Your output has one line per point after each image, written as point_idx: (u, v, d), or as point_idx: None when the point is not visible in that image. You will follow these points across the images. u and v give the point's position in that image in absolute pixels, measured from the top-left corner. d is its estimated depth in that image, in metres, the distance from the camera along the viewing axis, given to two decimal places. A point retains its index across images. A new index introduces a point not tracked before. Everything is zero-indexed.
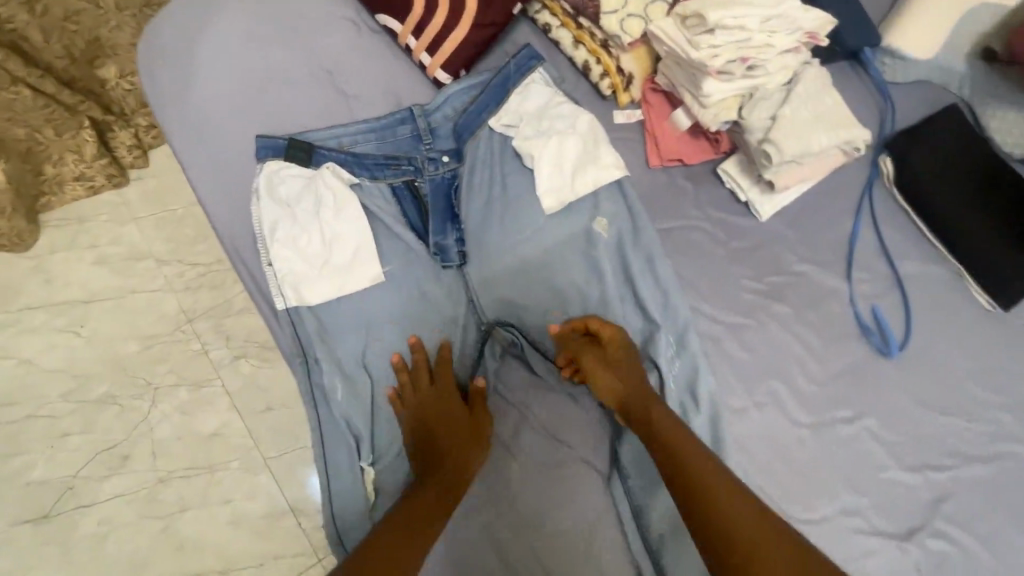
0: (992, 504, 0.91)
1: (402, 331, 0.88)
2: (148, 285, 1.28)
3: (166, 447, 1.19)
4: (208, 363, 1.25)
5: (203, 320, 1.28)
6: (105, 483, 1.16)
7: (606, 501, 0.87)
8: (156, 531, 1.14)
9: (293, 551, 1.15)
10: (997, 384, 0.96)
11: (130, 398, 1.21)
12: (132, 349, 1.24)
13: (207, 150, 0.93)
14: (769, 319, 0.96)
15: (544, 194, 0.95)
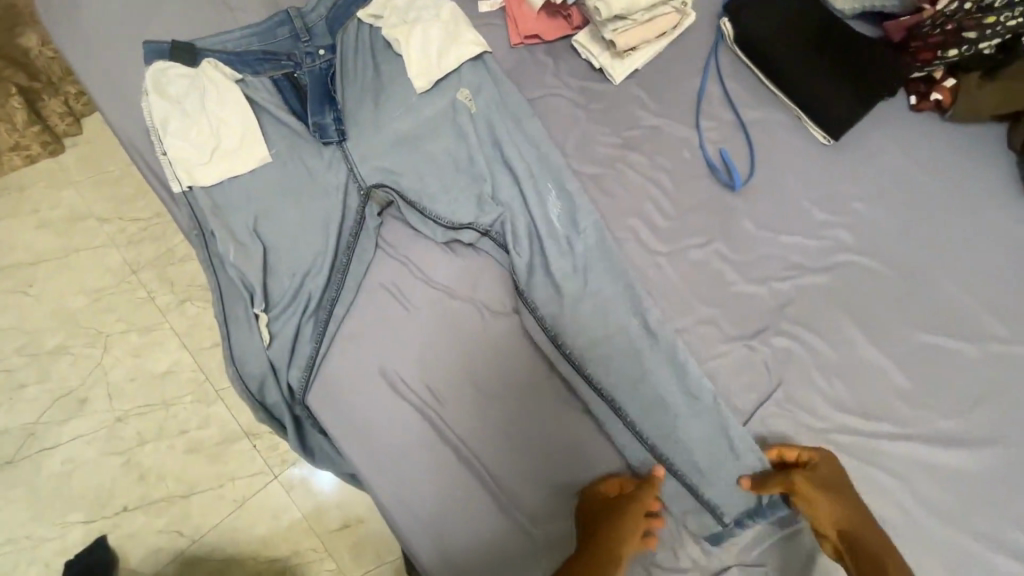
0: (834, 307, 1.01)
1: (291, 201, 1.00)
2: (91, 243, 1.51)
3: (119, 387, 1.42)
4: (155, 309, 1.47)
5: (147, 271, 1.50)
6: (65, 426, 1.38)
7: (510, 344, 0.97)
8: (117, 465, 1.36)
9: (248, 471, 1.37)
10: (835, 205, 1.07)
11: (82, 345, 1.43)
12: (79, 303, 1.46)
13: (117, 75, 1.06)
14: (625, 167, 1.07)
15: (415, 77, 1.06)
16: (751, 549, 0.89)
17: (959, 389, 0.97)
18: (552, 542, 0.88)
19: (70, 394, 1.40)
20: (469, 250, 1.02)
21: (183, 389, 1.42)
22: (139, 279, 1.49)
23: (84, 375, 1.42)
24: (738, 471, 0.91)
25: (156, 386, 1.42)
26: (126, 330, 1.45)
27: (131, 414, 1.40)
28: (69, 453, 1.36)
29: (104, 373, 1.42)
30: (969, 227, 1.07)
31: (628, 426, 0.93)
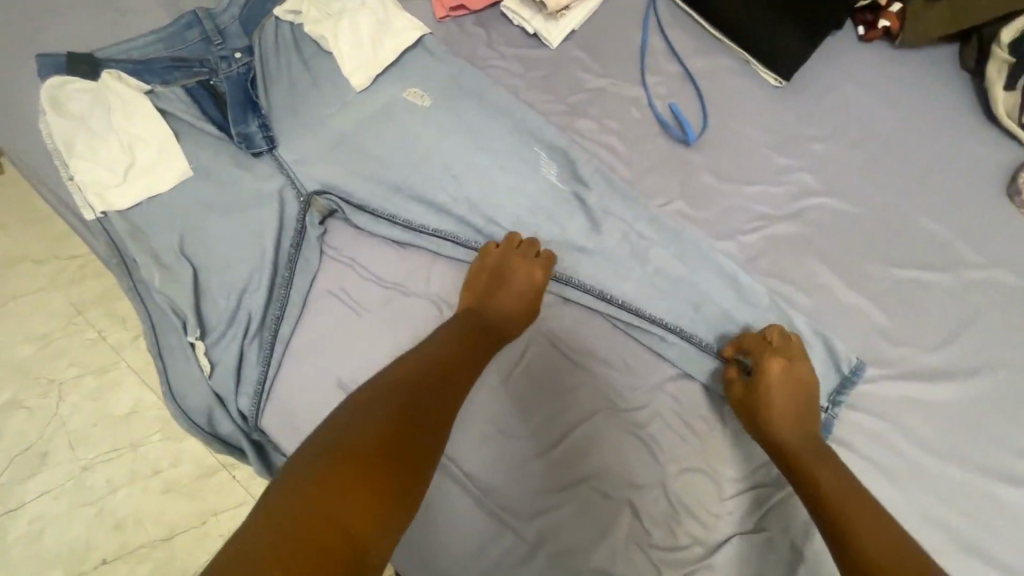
0: (806, 253, 0.97)
1: (218, 215, 0.92)
2: (30, 288, 1.40)
3: (81, 435, 1.32)
4: (110, 348, 1.38)
5: (94, 309, 1.40)
6: (28, 484, 1.28)
7: None
8: (89, 517, 1.27)
9: (230, 504, 1.29)
10: (796, 148, 1.03)
11: (36, 397, 1.33)
12: (27, 353, 1.36)
13: (18, 102, 0.97)
14: (573, 134, 1.01)
15: (351, 75, 0.98)
16: (751, 517, 0.85)
17: (940, 322, 0.94)
18: (546, 535, 0.83)
19: (28, 449, 1.30)
20: (427, 253, 0.94)
21: (149, 428, 1.33)
22: (87, 318, 1.40)
23: (42, 428, 1.32)
24: (727, 440, 0.88)
25: (119, 428, 1.32)
26: (80, 376, 1.35)
27: (96, 462, 1.30)
28: (36, 511, 1.27)
29: (63, 423, 1.33)
30: (930, 153, 1.04)
31: (622, 411, 0.88)
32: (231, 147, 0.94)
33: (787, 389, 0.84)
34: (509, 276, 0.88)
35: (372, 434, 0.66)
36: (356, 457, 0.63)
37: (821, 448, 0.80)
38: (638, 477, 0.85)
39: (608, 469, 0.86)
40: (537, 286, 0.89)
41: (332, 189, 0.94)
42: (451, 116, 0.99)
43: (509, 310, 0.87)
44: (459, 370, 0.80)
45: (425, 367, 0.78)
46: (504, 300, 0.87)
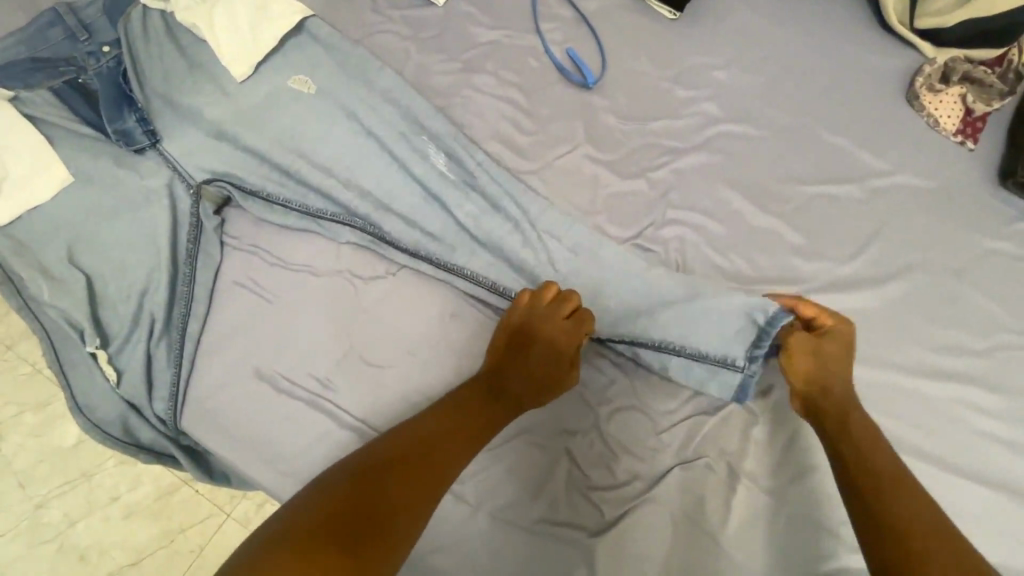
0: (716, 182, 0.97)
1: (107, 219, 0.87)
2: None
3: (30, 473, 1.23)
4: (47, 380, 1.30)
5: (23, 342, 1.31)
6: None
7: (423, 296, 0.89)
8: (52, 553, 1.19)
9: (200, 518, 1.23)
10: (698, 79, 1.02)
11: None
12: None
13: None
14: (472, 91, 0.98)
15: (229, 63, 0.91)
16: (689, 446, 0.85)
17: (853, 233, 0.95)
18: (485, 496, 0.82)
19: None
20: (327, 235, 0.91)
21: (102, 456, 1.27)
22: (18, 352, 1.31)
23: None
24: (654, 377, 0.89)
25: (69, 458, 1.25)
26: (20, 411, 1.26)
27: (51, 497, 1.22)
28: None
29: (9, 463, 1.23)
30: (829, 70, 1.04)
31: None
32: (111, 147, 0.89)
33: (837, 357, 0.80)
34: (536, 338, 0.80)
35: (353, 501, 0.61)
36: (332, 525, 0.58)
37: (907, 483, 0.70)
38: (572, 424, 0.86)
39: (542, 422, 0.86)
40: (567, 350, 0.81)
41: (223, 176, 0.90)
42: (341, 85, 0.94)
43: (533, 366, 0.80)
44: (461, 436, 0.74)
45: (432, 434, 0.72)
46: (527, 357, 0.81)
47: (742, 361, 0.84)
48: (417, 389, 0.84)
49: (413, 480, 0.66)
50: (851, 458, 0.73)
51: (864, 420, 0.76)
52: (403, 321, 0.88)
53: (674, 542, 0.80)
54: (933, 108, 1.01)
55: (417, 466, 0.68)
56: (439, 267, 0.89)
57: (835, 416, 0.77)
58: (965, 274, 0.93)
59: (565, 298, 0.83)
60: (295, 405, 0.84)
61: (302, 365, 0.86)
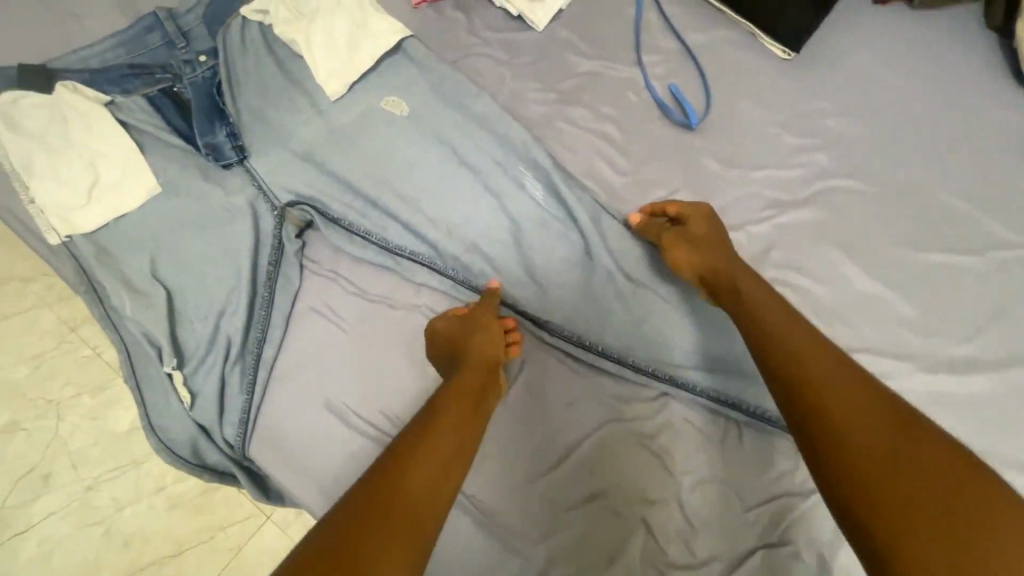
0: (822, 242, 0.90)
1: (189, 233, 0.86)
2: (19, 305, 1.26)
3: (84, 456, 1.21)
4: (104, 365, 1.26)
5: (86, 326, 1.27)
6: (33, 506, 1.18)
7: None
8: (97, 536, 1.17)
9: (241, 516, 1.21)
10: (809, 126, 0.94)
11: (34, 419, 1.22)
12: (21, 372, 1.24)
13: None
14: (565, 124, 0.93)
15: (325, 82, 0.90)
16: (775, 528, 0.79)
17: (973, 309, 0.86)
18: (557, 558, 0.78)
19: (30, 471, 1.19)
20: (404, 280, 0.88)
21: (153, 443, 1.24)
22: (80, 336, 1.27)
23: (43, 449, 1.21)
24: (741, 450, 0.83)
25: (122, 446, 1.22)
26: (78, 394, 1.24)
27: (101, 481, 1.20)
28: (44, 532, 1.17)
29: (65, 443, 1.22)
30: (954, 125, 0.95)
31: (637, 422, 0.83)
32: (200, 160, 0.88)
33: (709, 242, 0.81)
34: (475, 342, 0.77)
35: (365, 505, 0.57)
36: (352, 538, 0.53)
37: (824, 377, 0.64)
38: (651, 492, 0.80)
39: (620, 485, 0.80)
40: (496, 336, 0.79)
41: (306, 200, 0.88)
42: (434, 112, 0.91)
43: (481, 343, 0.77)
44: (462, 417, 0.68)
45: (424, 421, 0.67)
46: (473, 342, 0.77)
47: None
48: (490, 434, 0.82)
49: (420, 466, 0.61)
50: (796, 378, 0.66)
51: (770, 293, 0.76)
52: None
53: None
54: None
55: (418, 452, 0.63)
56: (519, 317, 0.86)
57: (748, 308, 0.75)
58: None
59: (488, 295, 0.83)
60: (367, 445, 0.81)
61: (375, 401, 0.83)
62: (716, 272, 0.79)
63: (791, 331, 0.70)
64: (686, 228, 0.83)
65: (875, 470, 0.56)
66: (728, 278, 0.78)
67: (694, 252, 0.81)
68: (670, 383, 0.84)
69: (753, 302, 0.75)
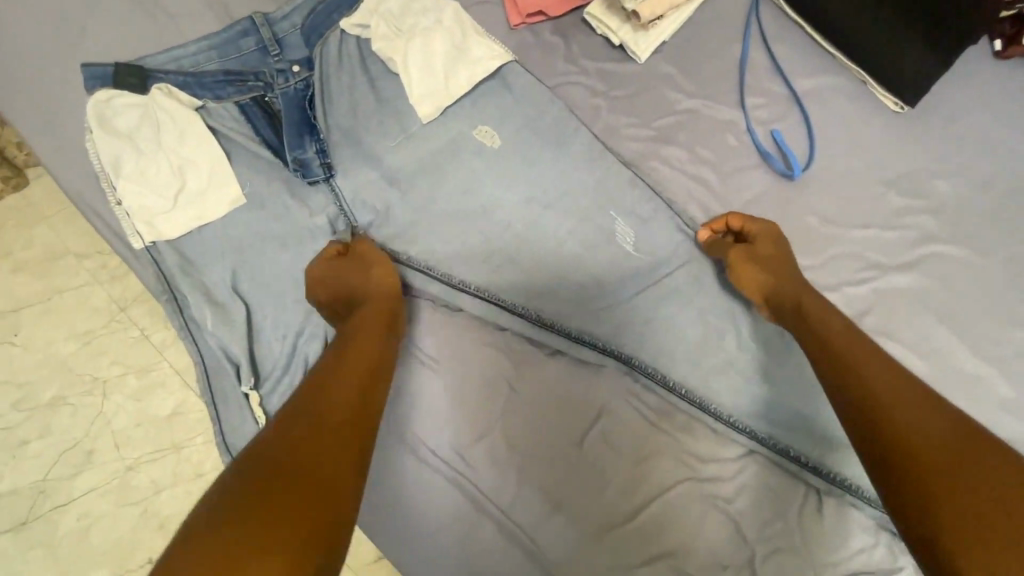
0: (921, 311, 0.85)
1: (271, 248, 0.85)
2: (73, 283, 1.24)
3: (127, 435, 1.19)
4: (151, 348, 1.23)
5: (136, 307, 1.24)
6: (75, 480, 1.16)
7: (591, 381, 0.84)
8: (135, 515, 1.15)
9: None
10: (916, 186, 0.89)
11: (81, 395, 1.20)
12: (70, 349, 1.22)
13: (70, 115, 0.89)
14: (660, 164, 0.90)
15: (416, 103, 0.88)
16: None
17: None
18: None
19: (74, 447, 1.17)
20: (475, 323, 0.86)
21: (195, 428, 1.21)
22: (129, 317, 1.24)
23: (88, 426, 1.19)
24: (825, 528, 0.79)
25: (164, 426, 1.19)
26: (123, 374, 1.21)
27: (142, 462, 1.17)
28: (85, 507, 1.15)
29: (108, 421, 1.19)
30: None
31: (715, 486, 0.80)
32: (287, 173, 0.87)
33: (768, 249, 0.81)
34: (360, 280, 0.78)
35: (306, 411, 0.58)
36: (305, 434, 0.55)
37: (881, 393, 0.62)
38: (725, 556, 0.77)
39: (694, 544, 0.77)
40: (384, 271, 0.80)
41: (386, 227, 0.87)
42: (527, 143, 0.89)
43: (378, 281, 0.79)
44: (373, 337, 0.71)
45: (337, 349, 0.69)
46: (367, 282, 0.78)
47: None
48: (569, 470, 0.80)
49: (339, 383, 0.63)
50: (842, 372, 0.66)
51: (829, 305, 0.75)
52: (563, 400, 0.83)
53: None
54: None
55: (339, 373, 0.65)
56: (603, 355, 0.84)
57: (816, 329, 0.72)
58: None
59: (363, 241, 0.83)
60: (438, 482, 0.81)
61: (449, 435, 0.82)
62: (775, 293, 0.79)
63: (849, 352, 0.68)
64: (734, 248, 0.82)
65: (937, 469, 0.53)
66: (788, 296, 0.77)
67: (747, 272, 0.80)
68: (753, 440, 0.81)
69: (819, 319, 0.73)
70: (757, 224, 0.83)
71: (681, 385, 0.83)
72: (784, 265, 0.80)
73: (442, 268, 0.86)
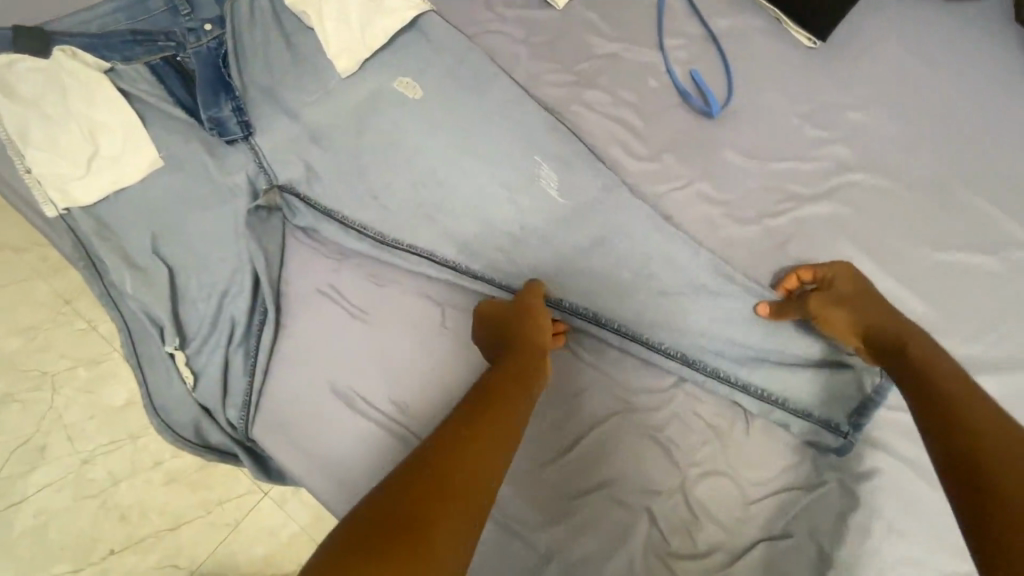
0: (839, 236, 0.88)
1: (191, 210, 0.83)
2: (12, 276, 1.16)
3: (82, 429, 1.11)
4: (102, 339, 1.16)
5: (82, 298, 1.17)
6: (27, 478, 1.08)
7: None
8: (94, 508, 1.08)
9: (239, 493, 1.11)
10: (829, 118, 0.92)
11: (28, 392, 1.12)
12: (13, 345, 1.13)
13: None
14: (584, 108, 0.91)
15: (335, 55, 0.87)
16: (778, 520, 0.79)
17: (985, 309, 0.86)
18: (558, 545, 0.78)
19: (24, 443, 1.09)
20: (404, 272, 0.87)
21: None
22: (76, 307, 1.18)
23: (38, 420, 1.11)
24: (749, 446, 0.82)
25: (118, 414, 1.12)
26: (72, 365, 1.13)
27: (98, 454, 1.10)
28: (40, 504, 1.07)
29: (60, 415, 1.11)
30: (974, 122, 0.95)
31: (643, 415, 0.82)
32: (202, 133, 0.85)
33: (866, 296, 0.78)
34: (535, 321, 0.75)
35: (455, 448, 0.55)
36: (430, 480, 0.51)
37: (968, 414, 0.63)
38: (656, 480, 0.80)
39: (627, 473, 0.80)
40: (537, 314, 0.76)
41: (292, 186, 0.86)
42: (451, 93, 0.90)
43: (531, 332, 0.74)
44: (512, 394, 0.64)
45: (495, 380, 0.66)
46: (523, 330, 0.74)
47: (845, 428, 0.81)
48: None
49: (477, 440, 0.57)
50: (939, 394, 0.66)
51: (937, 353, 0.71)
52: None
53: None
54: None
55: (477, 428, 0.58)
56: (540, 297, 0.84)
57: (922, 376, 0.68)
58: None
59: (529, 287, 0.81)
60: (374, 433, 0.80)
61: (382, 383, 0.82)
62: (872, 334, 0.75)
63: (940, 372, 0.68)
64: (814, 297, 0.79)
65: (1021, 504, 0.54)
66: (889, 338, 0.73)
67: (834, 318, 0.78)
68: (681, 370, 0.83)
69: (923, 363, 0.69)
70: (852, 275, 0.80)
71: (613, 320, 0.83)
72: (885, 315, 0.75)
73: (370, 223, 0.86)
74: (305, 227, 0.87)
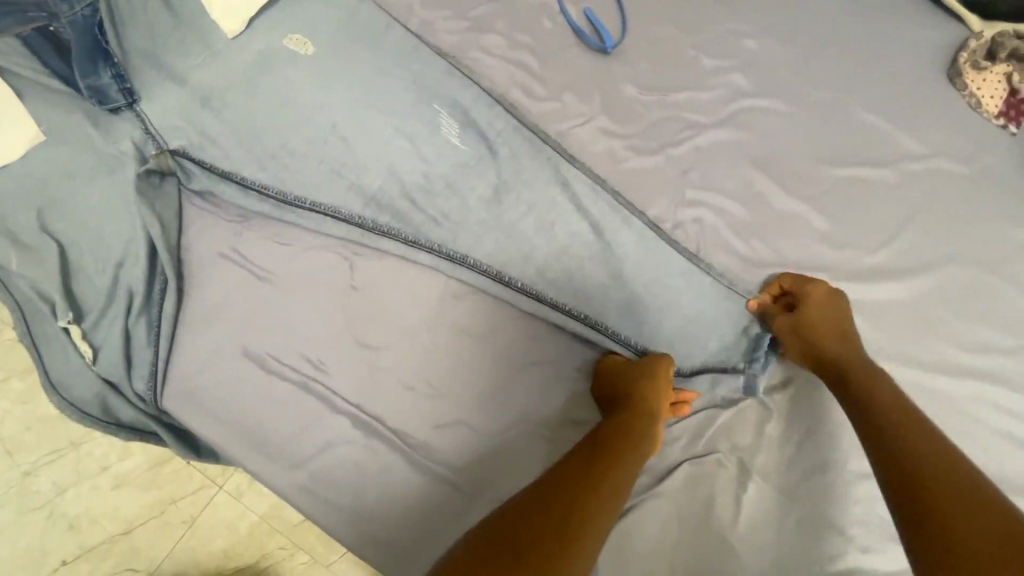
0: (739, 160, 0.90)
1: (80, 184, 0.81)
2: None
3: (18, 441, 1.00)
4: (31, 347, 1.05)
5: None
6: None
7: (432, 275, 0.83)
8: (40, 521, 0.98)
9: (192, 488, 1.02)
10: (721, 47, 0.95)
11: None
12: None
13: None
14: (482, 53, 0.92)
15: (220, 19, 0.86)
16: (699, 441, 0.80)
17: (884, 219, 0.88)
18: (484, 485, 0.75)
19: None
20: (311, 232, 0.85)
21: None
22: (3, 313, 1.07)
23: None
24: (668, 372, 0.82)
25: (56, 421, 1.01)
26: (5, 377, 1.01)
27: (39, 466, 0.99)
28: None
29: None
30: (859, 43, 0.99)
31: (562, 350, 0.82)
32: (83, 103, 0.82)
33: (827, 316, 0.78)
34: (651, 384, 0.73)
35: (547, 508, 0.57)
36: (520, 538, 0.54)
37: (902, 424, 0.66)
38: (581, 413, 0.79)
39: (552, 410, 0.79)
40: (655, 375, 0.74)
41: (183, 150, 0.84)
42: (345, 47, 0.89)
43: (646, 395, 0.72)
44: (622, 469, 0.63)
45: (608, 438, 0.67)
46: (634, 389, 0.72)
47: (742, 364, 0.82)
48: (417, 374, 0.80)
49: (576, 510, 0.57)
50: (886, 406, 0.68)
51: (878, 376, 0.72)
52: (404, 295, 0.83)
53: (678, 541, 0.75)
54: (977, 87, 0.95)
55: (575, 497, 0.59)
56: (439, 257, 0.82)
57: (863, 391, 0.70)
58: (1000, 268, 0.86)
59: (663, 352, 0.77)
60: (290, 395, 0.79)
61: (294, 341, 0.81)
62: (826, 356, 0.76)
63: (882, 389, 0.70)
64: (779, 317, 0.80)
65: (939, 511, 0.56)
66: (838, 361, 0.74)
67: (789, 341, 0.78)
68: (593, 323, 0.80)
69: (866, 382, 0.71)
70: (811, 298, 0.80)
71: (518, 279, 0.82)
72: (840, 337, 0.76)
73: (271, 185, 0.85)
74: (201, 190, 0.85)
